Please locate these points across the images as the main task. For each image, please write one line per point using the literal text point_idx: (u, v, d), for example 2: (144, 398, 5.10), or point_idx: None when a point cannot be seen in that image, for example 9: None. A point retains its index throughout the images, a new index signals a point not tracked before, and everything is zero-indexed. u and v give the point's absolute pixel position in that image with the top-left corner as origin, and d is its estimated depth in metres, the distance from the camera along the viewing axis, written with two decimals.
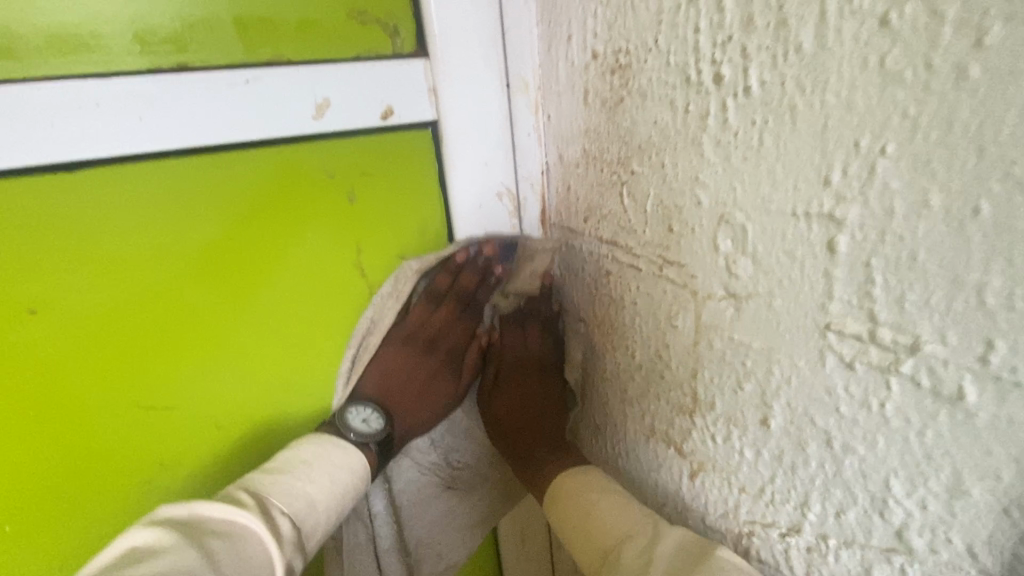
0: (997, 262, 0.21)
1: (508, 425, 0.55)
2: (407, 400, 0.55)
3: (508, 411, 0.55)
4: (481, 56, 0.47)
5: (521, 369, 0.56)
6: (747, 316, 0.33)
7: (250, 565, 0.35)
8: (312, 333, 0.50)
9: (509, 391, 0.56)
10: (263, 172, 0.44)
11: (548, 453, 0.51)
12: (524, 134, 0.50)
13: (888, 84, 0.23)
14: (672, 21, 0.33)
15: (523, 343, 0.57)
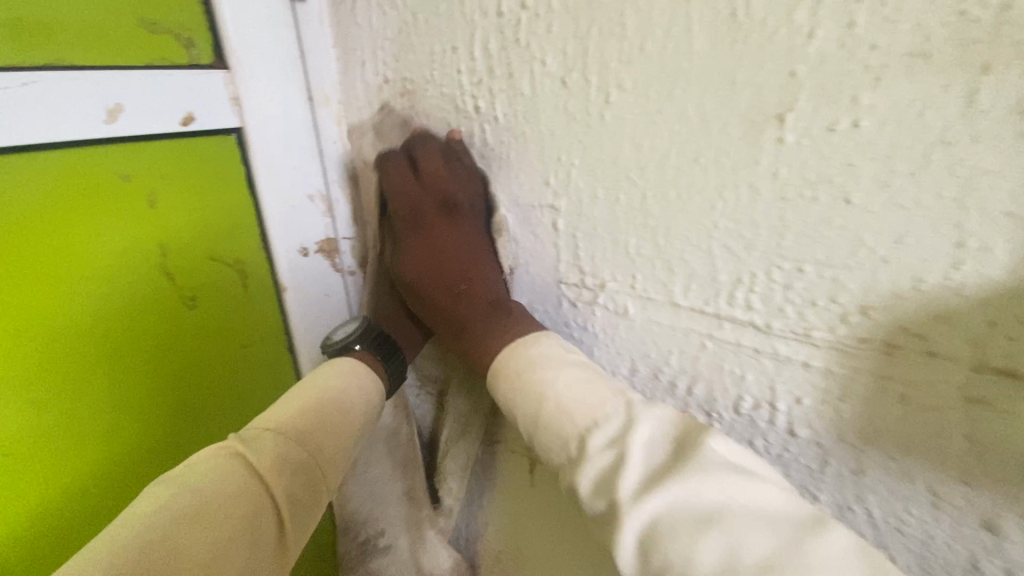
0: (631, 226, 0.37)
1: (444, 302, 0.45)
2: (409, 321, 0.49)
3: (429, 262, 0.45)
4: (282, 73, 0.52)
5: (466, 257, 0.45)
6: (516, 281, 0.46)
7: (229, 483, 0.33)
8: (123, 337, 0.49)
9: (428, 233, 0.46)
10: (32, 179, 0.40)
11: (496, 315, 0.42)
12: (328, 141, 0.57)
13: (571, 121, 0.37)
14: (441, 63, 0.44)
15: (448, 192, 0.44)
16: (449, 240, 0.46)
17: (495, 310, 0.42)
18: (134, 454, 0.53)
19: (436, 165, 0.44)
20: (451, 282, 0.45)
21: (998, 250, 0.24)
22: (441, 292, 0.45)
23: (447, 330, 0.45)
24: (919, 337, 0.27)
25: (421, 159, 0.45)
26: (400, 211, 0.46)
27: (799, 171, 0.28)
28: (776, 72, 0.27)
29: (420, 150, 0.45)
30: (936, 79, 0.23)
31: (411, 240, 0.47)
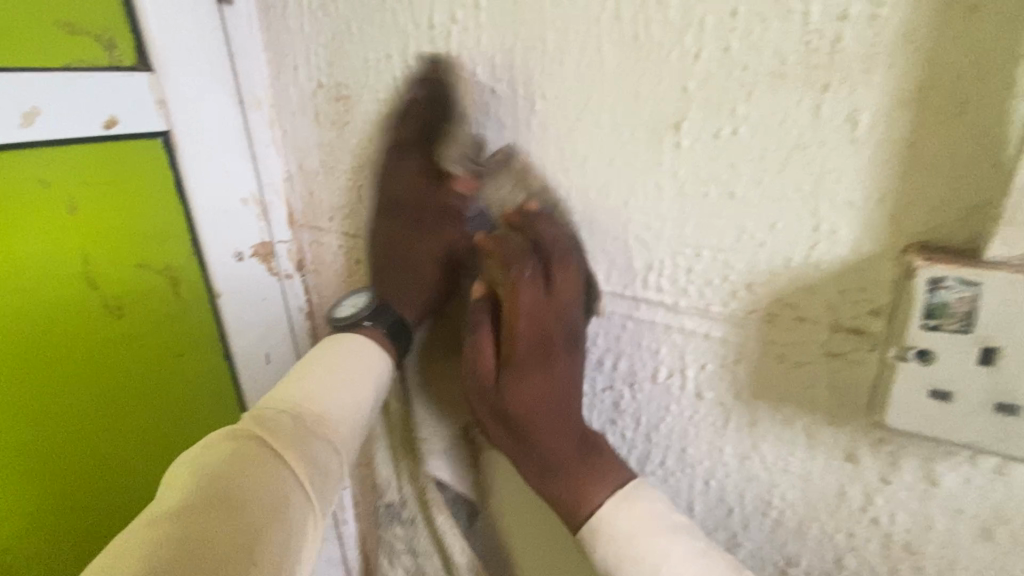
0: None
1: (547, 436, 0.38)
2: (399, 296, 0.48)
3: (536, 395, 0.38)
4: (210, 76, 0.51)
5: (547, 386, 0.39)
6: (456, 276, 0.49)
7: (259, 462, 0.34)
8: (44, 349, 0.47)
9: (546, 369, 0.39)
10: None
11: (590, 451, 0.38)
12: (262, 145, 0.57)
13: (501, 126, 0.41)
14: (377, 71, 0.47)
15: (567, 318, 0.39)
16: (547, 384, 0.39)
17: (592, 450, 0.38)
18: (62, 475, 0.51)
19: (566, 290, 0.38)
20: (548, 415, 0.38)
21: (842, 233, 0.30)
22: (546, 426, 0.39)
23: (530, 462, 0.40)
24: (791, 306, 0.33)
25: (556, 275, 0.38)
26: (517, 338, 0.38)
27: (693, 170, 0.33)
28: (671, 86, 0.32)
29: (550, 275, 0.38)
30: (791, 95, 0.29)
31: (529, 367, 0.39)
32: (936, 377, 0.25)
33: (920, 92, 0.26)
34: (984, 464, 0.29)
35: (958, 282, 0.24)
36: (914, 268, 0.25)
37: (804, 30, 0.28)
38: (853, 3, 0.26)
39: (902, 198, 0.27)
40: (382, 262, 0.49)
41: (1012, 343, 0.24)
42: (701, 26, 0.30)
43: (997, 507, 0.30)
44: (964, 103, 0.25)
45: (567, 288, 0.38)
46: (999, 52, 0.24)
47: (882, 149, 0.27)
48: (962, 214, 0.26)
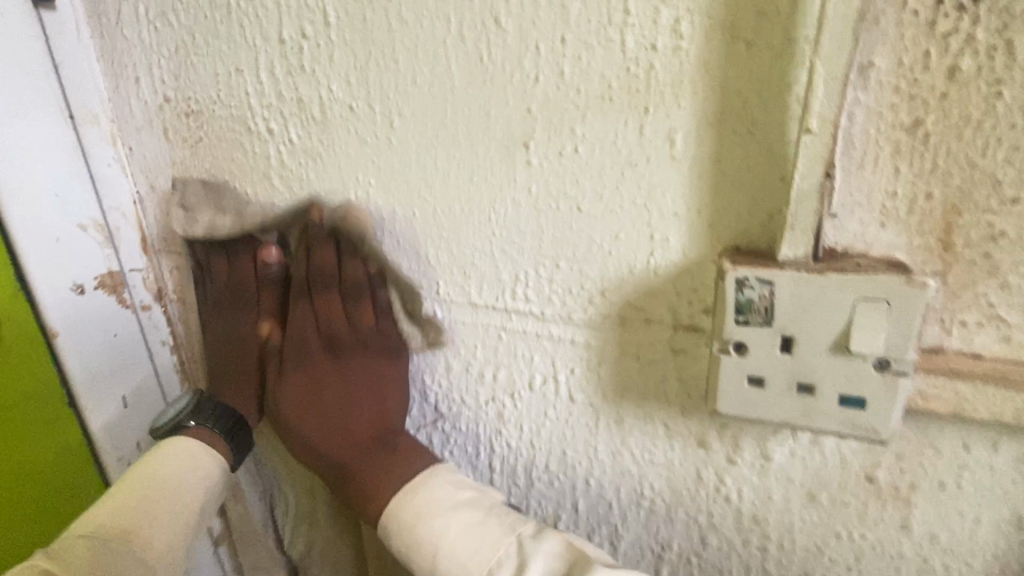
0: (428, 237, 0.40)
1: (315, 434, 0.44)
2: (231, 382, 0.49)
3: (316, 391, 0.45)
4: (27, 86, 0.46)
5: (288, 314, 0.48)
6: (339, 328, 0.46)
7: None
8: None
9: (313, 368, 0.46)
10: None
11: (379, 450, 0.42)
12: (101, 165, 0.51)
13: (362, 143, 0.40)
14: (228, 87, 0.44)
15: (343, 336, 0.45)
16: (337, 377, 0.45)
17: (382, 453, 0.42)
18: None
19: (329, 260, 0.44)
20: (349, 429, 0.43)
21: (672, 240, 0.33)
22: (319, 433, 0.44)
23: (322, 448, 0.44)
24: (639, 309, 0.35)
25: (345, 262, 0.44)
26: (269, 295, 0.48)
27: (545, 186, 0.35)
28: (517, 107, 0.34)
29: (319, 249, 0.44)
30: (619, 116, 0.32)
31: (294, 365, 0.46)
32: (750, 366, 0.29)
33: (719, 115, 0.29)
34: (802, 437, 0.33)
35: (757, 282, 0.27)
36: (724, 271, 0.28)
37: (623, 58, 0.30)
38: (660, 35, 0.29)
39: (717, 208, 0.31)
40: (230, 357, 0.50)
41: (801, 331, 0.27)
42: (537, 51, 0.32)
43: (818, 474, 0.34)
44: (752, 125, 0.29)
45: (335, 305, 0.44)
46: (774, 81, 0.27)
47: (695, 163, 0.31)
48: (763, 221, 0.30)
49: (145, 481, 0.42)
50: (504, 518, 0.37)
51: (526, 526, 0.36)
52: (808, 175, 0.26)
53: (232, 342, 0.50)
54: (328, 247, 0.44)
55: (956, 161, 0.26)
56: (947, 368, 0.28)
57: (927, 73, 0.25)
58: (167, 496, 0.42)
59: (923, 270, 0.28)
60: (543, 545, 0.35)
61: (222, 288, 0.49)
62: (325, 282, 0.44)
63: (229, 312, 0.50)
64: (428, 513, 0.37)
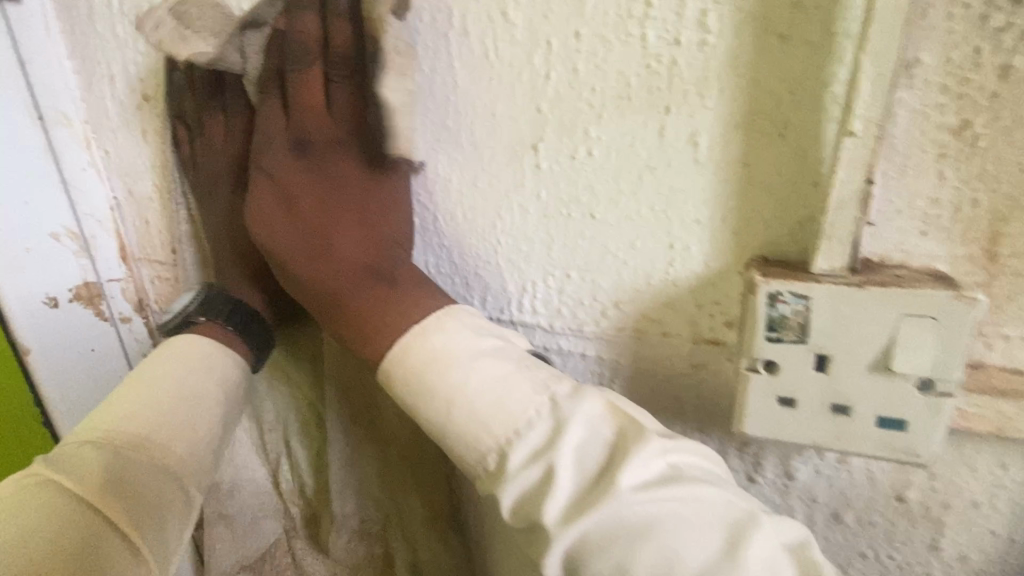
0: (428, 245, 0.38)
1: (307, 270, 0.35)
2: (234, 275, 0.41)
3: (313, 203, 0.36)
4: None
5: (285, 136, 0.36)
6: None
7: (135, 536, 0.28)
8: None
9: (285, 181, 0.36)
10: None
11: (374, 280, 0.34)
12: (75, 168, 0.47)
13: None
14: None
15: (315, 133, 0.36)
16: (327, 203, 0.36)
17: (373, 281, 0.34)
18: None
19: (313, 103, 0.35)
20: (314, 224, 0.36)
21: (693, 249, 0.31)
22: (300, 256, 0.35)
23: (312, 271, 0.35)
24: (656, 322, 0.33)
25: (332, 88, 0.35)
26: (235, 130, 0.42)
27: (554, 190, 0.33)
28: (524, 106, 0.31)
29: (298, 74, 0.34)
30: (638, 117, 0.29)
31: (268, 176, 0.36)
32: (780, 385, 0.27)
33: (748, 116, 0.27)
34: (829, 455, 0.31)
35: (792, 296, 0.25)
36: (754, 284, 0.26)
37: (643, 54, 0.28)
38: (684, 29, 0.27)
39: (744, 216, 0.29)
40: (218, 245, 0.42)
41: (838, 349, 0.25)
42: (548, 45, 0.30)
43: (844, 493, 0.32)
44: (784, 127, 0.26)
45: (317, 93, 0.35)
46: (810, 80, 0.25)
47: (719, 169, 0.28)
48: (792, 231, 0.28)
49: (124, 402, 0.32)
50: (538, 371, 0.29)
51: (561, 384, 0.28)
52: (848, 183, 0.24)
53: (222, 214, 0.42)
54: (311, 71, 0.34)
55: (1005, 167, 0.24)
56: (987, 386, 0.26)
57: (979, 71, 0.23)
58: (166, 386, 0.34)
59: (965, 283, 0.26)
60: (582, 408, 0.27)
61: (219, 159, 0.44)
62: (300, 57, 0.34)
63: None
64: (452, 361, 0.30)
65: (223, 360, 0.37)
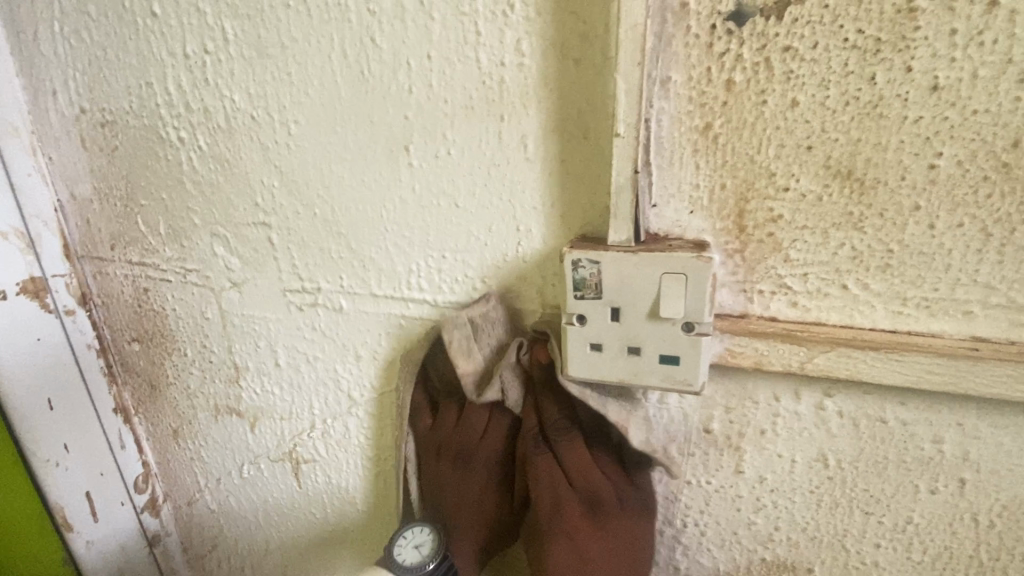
0: (330, 235, 0.44)
1: None
2: (459, 547, 0.42)
3: (581, 567, 0.36)
4: None
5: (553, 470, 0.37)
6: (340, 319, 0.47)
7: None
8: None
9: (577, 537, 0.36)
10: None
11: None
12: (21, 174, 0.53)
13: (265, 151, 0.43)
14: (140, 98, 0.47)
15: (600, 489, 0.37)
16: (601, 548, 0.37)
17: None
18: None
19: (587, 462, 0.37)
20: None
21: (534, 231, 0.38)
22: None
23: None
24: (513, 292, 0.40)
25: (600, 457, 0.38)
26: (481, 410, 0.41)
27: (425, 185, 0.39)
28: (396, 116, 0.38)
29: (557, 444, 0.38)
30: (482, 123, 0.36)
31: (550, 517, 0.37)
32: (589, 334, 0.34)
33: (559, 121, 0.34)
34: (652, 398, 0.38)
35: (588, 262, 0.32)
36: (563, 254, 0.33)
37: (479, 73, 0.35)
38: (506, 54, 0.34)
39: (566, 201, 0.36)
40: (444, 511, 0.43)
41: (625, 302, 0.32)
42: (410, 67, 0.36)
43: (668, 430, 0.39)
44: (586, 131, 0.34)
45: (584, 454, 0.38)
46: (597, 93, 0.33)
47: (543, 163, 0.35)
48: (598, 212, 0.35)
49: None
50: None
51: None
52: (621, 172, 0.31)
53: (467, 444, 0.41)
54: (577, 441, 0.38)
55: (740, 157, 0.31)
56: (745, 329, 0.33)
57: (711, 86, 0.31)
58: None
59: (725, 249, 0.33)
60: None
61: (467, 449, 0.42)
62: (566, 426, 0.38)
63: (464, 418, 0.42)
64: None
65: None
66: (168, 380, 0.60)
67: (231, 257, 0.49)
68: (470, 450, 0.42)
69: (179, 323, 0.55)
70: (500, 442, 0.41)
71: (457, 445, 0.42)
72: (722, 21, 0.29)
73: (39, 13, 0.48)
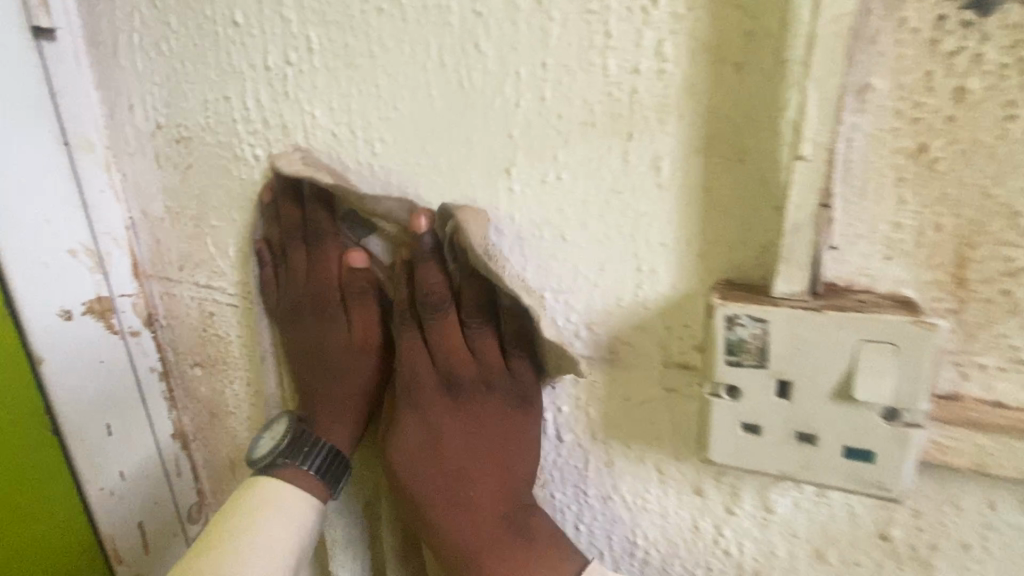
0: None
1: (409, 469, 0.37)
2: (321, 418, 0.44)
3: (432, 445, 0.37)
4: (24, 116, 0.46)
5: (416, 355, 0.37)
6: None
7: None
8: None
9: (430, 415, 0.37)
10: None
11: (508, 535, 0.35)
12: (94, 191, 0.51)
13: (344, 170, 0.39)
14: (215, 112, 0.44)
15: (461, 370, 0.37)
16: (456, 424, 0.37)
17: (510, 536, 0.35)
18: None
19: (455, 343, 0.37)
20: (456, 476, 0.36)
21: (661, 272, 0.30)
22: (425, 470, 0.36)
23: (405, 463, 0.37)
24: (627, 344, 0.33)
25: (471, 330, 0.37)
26: (330, 271, 0.44)
27: (527, 214, 0.33)
28: (497, 133, 0.33)
29: (431, 329, 0.37)
30: (603, 142, 0.30)
31: (407, 406, 0.37)
32: (745, 411, 0.26)
33: (707, 140, 0.27)
34: (808, 488, 0.30)
35: (749, 319, 0.25)
36: (713, 307, 0.26)
37: (605, 82, 0.29)
38: (642, 58, 0.27)
39: (709, 239, 0.29)
40: (311, 375, 0.45)
41: (799, 375, 0.25)
42: (518, 76, 0.31)
43: (825, 529, 0.31)
44: (743, 152, 0.27)
45: (456, 336, 0.37)
46: (764, 105, 0.25)
47: (682, 192, 0.29)
48: (754, 257, 0.28)
49: None
50: None
51: None
52: (801, 207, 0.24)
53: (314, 290, 0.44)
54: (449, 315, 0.37)
55: (967, 190, 0.23)
56: (963, 418, 0.25)
57: (933, 96, 0.23)
58: None
59: (934, 309, 0.25)
60: None
61: (303, 292, 0.45)
62: (435, 304, 0.36)
63: (300, 259, 0.44)
64: None
65: (297, 510, 0.41)
66: (227, 408, 0.56)
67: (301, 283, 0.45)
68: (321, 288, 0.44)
69: (244, 349, 0.52)
70: (359, 286, 0.43)
71: (318, 295, 0.44)
72: (958, 10, 0.22)
73: (121, 25, 0.46)
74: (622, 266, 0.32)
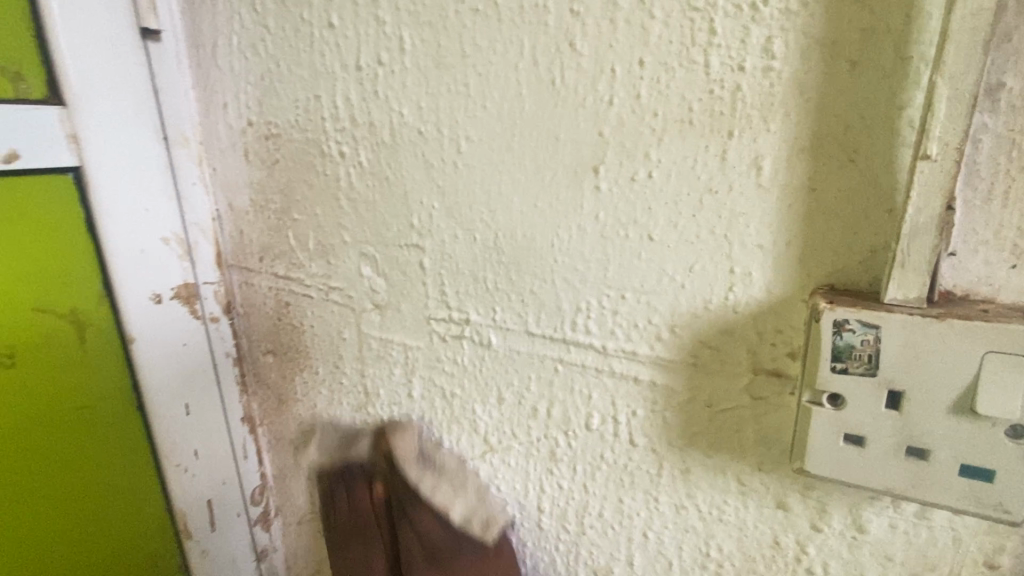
0: (487, 262, 0.40)
1: None
2: None
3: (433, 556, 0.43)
4: (131, 111, 0.50)
5: (420, 542, 0.44)
6: (487, 356, 0.42)
7: None
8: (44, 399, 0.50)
9: None
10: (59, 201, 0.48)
11: None
12: (187, 182, 0.54)
13: (429, 168, 0.40)
14: (305, 111, 0.46)
15: (434, 538, 0.43)
16: None
17: None
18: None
19: (433, 523, 0.43)
20: None
21: (755, 275, 0.30)
22: None
23: None
24: (712, 348, 0.32)
25: (437, 516, 0.43)
26: (353, 478, 0.48)
27: (613, 213, 0.33)
28: (587, 131, 0.33)
29: (418, 512, 0.44)
30: (699, 142, 0.29)
31: None
32: (849, 422, 0.25)
33: (814, 139, 0.27)
34: (907, 509, 0.29)
35: (859, 324, 0.24)
36: (819, 311, 0.25)
37: (706, 80, 0.28)
38: (748, 56, 0.27)
39: (811, 241, 0.28)
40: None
41: (913, 385, 0.24)
42: (613, 75, 0.31)
43: (924, 555, 0.29)
44: (855, 151, 0.26)
45: (431, 522, 0.43)
46: (881, 103, 0.25)
47: (785, 193, 0.28)
48: (862, 259, 0.27)
49: None
50: None
51: None
52: (923, 208, 0.23)
53: (351, 512, 0.48)
54: (421, 506, 0.44)
55: None
56: None
57: None
58: None
59: None
60: None
61: (348, 518, 0.49)
62: (411, 497, 0.44)
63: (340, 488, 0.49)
64: None
65: None
66: (296, 397, 0.58)
67: (378, 278, 0.46)
68: (353, 521, 0.48)
69: (315, 341, 0.53)
70: (360, 497, 0.48)
71: (355, 527, 0.48)
72: None
73: (221, 28, 0.49)
74: (711, 268, 0.31)
